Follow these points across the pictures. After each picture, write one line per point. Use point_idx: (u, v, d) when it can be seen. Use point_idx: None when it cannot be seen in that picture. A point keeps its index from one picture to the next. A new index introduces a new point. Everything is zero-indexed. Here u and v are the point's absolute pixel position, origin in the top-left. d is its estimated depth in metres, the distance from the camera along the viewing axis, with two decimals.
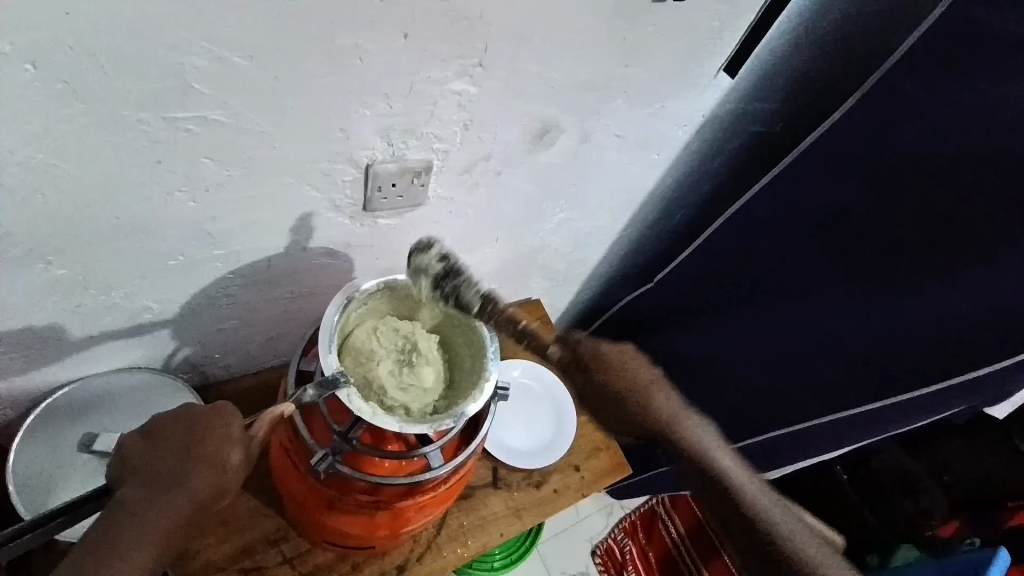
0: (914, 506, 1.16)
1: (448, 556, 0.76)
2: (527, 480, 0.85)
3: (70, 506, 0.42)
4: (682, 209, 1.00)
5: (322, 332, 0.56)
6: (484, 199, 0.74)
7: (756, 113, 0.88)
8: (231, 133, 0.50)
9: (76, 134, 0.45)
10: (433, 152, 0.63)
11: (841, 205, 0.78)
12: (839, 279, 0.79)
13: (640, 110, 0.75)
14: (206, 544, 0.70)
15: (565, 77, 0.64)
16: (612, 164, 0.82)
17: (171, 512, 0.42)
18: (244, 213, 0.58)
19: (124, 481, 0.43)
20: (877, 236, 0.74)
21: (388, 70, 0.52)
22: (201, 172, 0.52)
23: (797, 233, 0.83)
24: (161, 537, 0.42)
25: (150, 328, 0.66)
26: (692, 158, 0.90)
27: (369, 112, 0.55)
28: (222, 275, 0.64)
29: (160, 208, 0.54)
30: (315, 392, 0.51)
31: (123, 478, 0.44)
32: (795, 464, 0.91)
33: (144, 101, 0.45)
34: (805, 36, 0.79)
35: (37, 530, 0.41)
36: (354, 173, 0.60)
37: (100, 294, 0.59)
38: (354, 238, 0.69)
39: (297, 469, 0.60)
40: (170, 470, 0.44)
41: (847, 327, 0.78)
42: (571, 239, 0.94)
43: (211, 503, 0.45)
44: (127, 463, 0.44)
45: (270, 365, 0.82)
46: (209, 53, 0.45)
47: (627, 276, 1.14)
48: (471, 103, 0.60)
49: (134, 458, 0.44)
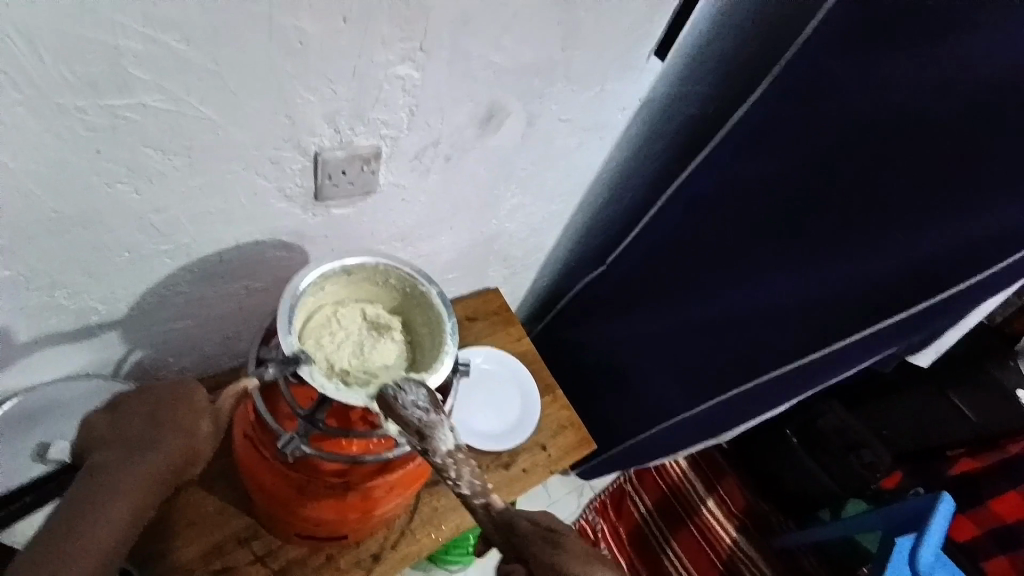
0: (859, 461, 1.21)
1: (422, 540, 0.77)
2: (497, 461, 0.89)
3: None
4: (627, 191, 1.05)
5: (280, 313, 0.57)
6: (437, 184, 0.76)
7: (690, 95, 0.93)
8: (173, 119, 0.50)
9: (11, 124, 0.44)
10: (382, 138, 0.64)
11: (768, 175, 0.83)
12: (773, 245, 0.85)
13: (580, 93, 0.79)
14: (173, 549, 0.68)
15: (506, 60, 0.67)
16: (560, 148, 0.85)
17: (144, 476, 0.44)
18: (190, 204, 0.58)
19: (95, 452, 0.45)
20: (803, 201, 0.80)
21: (330, 53, 0.54)
22: (144, 162, 0.52)
23: (732, 205, 0.88)
24: (139, 501, 0.44)
25: (98, 330, 0.65)
26: (634, 140, 0.95)
27: (314, 97, 0.56)
28: (173, 271, 0.63)
29: (103, 200, 0.53)
30: (276, 369, 0.53)
31: (92, 449, 0.45)
32: (747, 422, 0.97)
33: (82, 89, 0.45)
34: (727, 21, 0.84)
35: None
36: (303, 161, 0.61)
37: (45, 296, 0.57)
38: (308, 228, 0.69)
39: (263, 458, 0.60)
40: (143, 440, 0.46)
41: (784, 287, 0.85)
42: (525, 224, 0.96)
43: (182, 471, 0.47)
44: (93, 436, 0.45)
45: (228, 366, 0.82)
46: (145, 37, 0.45)
47: (582, 260, 1.18)
48: (415, 88, 0.62)
49: (102, 433, 0.46)
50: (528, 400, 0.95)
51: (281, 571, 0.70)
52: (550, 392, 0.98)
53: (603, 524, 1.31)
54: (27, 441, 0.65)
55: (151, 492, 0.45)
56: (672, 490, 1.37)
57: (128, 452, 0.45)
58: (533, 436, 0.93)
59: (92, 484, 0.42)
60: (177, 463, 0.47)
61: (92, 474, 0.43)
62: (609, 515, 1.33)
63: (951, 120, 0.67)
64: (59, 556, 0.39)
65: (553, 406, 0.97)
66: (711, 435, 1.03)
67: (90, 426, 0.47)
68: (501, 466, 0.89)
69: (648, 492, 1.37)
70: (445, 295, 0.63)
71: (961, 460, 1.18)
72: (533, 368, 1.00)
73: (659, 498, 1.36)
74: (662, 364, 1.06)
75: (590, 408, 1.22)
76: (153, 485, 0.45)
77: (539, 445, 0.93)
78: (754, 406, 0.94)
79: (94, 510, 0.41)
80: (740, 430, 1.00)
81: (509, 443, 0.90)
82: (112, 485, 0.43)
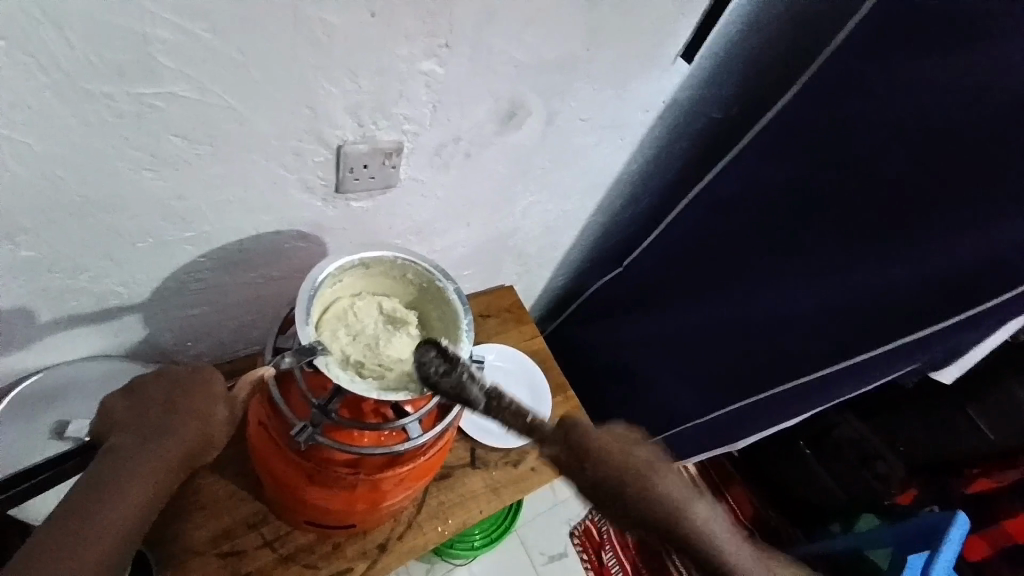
0: (872, 473, 1.22)
1: (428, 533, 0.78)
2: (506, 459, 0.88)
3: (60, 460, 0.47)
4: (647, 193, 1.04)
5: (298, 303, 0.57)
6: (456, 180, 0.76)
7: (714, 98, 0.92)
8: (200, 108, 0.51)
9: (41, 108, 0.45)
10: (403, 132, 0.65)
11: (791, 183, 0.82)
12: (792, 253, 0.83)
13: (603, 92, 0.78)
14: (183, 530, 0.70)
15: (530, 57, 0.66)
16: (578, 148, 0.85)
17: (158, 460, 0.45)
18: (213, 193, 0.59)
19: (113, 435, 0.46)
20: (825, 210, 0.79)
21: (355, 47, 0.54)
22: (170, 150, 0.53)
23: (753, 212, 0.87)
24: (156, 483, 0.45)
25: (120, 313, 0.66)
26: (655, 142, 0.94)
27: (338, 90, 0.56)
28: (194, 258, 0.64)
29: (128, 186, 0.54)
30: (293, 359, 0.54)
31: (109, 432, 0.46)
32: (758, 432, 0.96)
33: (113, 76, 0.46)
34: (756, 24, 0.83)
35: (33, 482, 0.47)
36: (325, 154, 0.61)
37: (68, 278, 0.59)
38: (327, 221, 0.70)
39: (275, 444, 0.61)
40: (160, 422, 0.47)
41: (801, 298, 0.83)
42: (542, 223, 0.96)
43: (196, 456, 0.48)
44: (111, 418, 0.47)
45: (245, 353, 0.83)
46: (175, 26, 0.45)
47: (597, 261, 1.17)
48: (439, 83, 0.62)
49: (119, 415, 0.47)
50: (538, 400, 0.95)
51: (289, 557, 0.71)
52: (561, 393, 0.98)
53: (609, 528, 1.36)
54: (45, 419, 0.67)
55: (165, 476, 0.45)
56: None
57: (146, 434, 0.46)
58: (542, 435, 0.93)
59: (110, 465, 0.43)
60: (193, 448, 0.48)
61: (110, 455, 0.44)
62: None
63: (986, 133, 0.65)
64: (76, 535, 0.40)
65: (562, 406, 0.97)
66: (721, 444, 1.01)
67: (106, 406, 0.48)
68: (510, 464, 0.87)
69: None
70: (461, 291, 0.63)
71: (978, 479, 1.10)
72: (545, 368, 1.00)
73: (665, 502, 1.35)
74: (674, 369, 1.05)
75: (599, 410, 1.22)
76: (167, 469, 0.46)
77: None
78: (766, 416, 0.93)
79: (109, 493, 0.42)
80: (749, 439, 0.98)
81: (517, 442, 0.89)
82: (129, 469, 0.44)
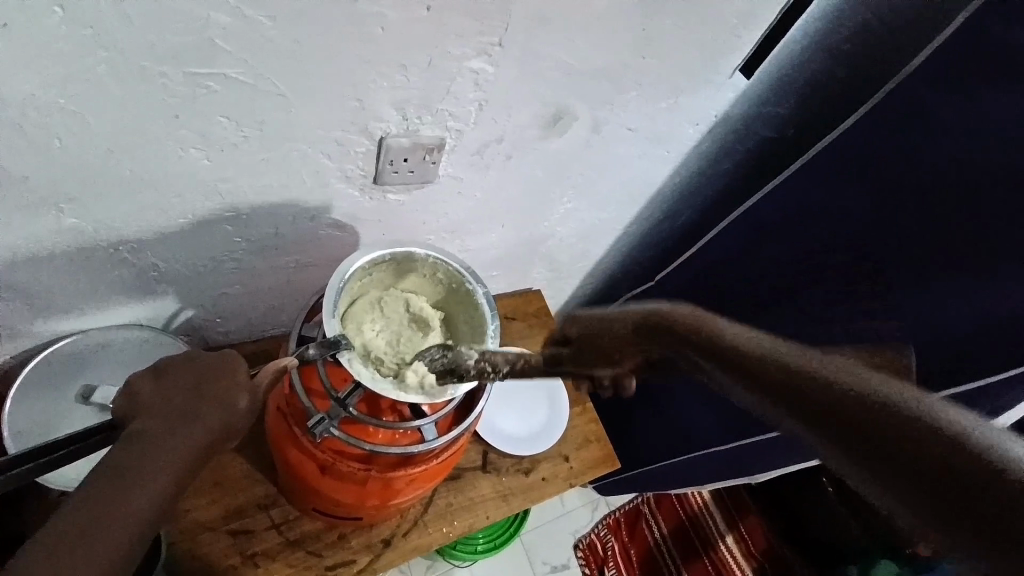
0: None
1: (433, 533, 0.77)
2: (517, 467, 0.87)
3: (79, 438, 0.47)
4: (687, 209, 1.01)
5: (326, 295, 0.57)
6: (494, 181, 0.75)
7: (768, 117, 0.88)
8: (250, 92, 0.51)
9: (96, 81, 0.46)
10: (447, 130, 0.64)
11: (843, 213, 0.78)
12: (836, 286, 0.80)
13: (654, 103, 0.76)
14: (195, 504, 0.70)
15: (583, 63, 0.64)
16: (621, 158, 0.83)
17: (180, 449, 0.45)
18: (255, 176, 0.59)
19: (139, 419, 0.46)
20: (877, 245, 0.75)
21: (406, 42, 0.53)
22: (218, 132, 0.53)
23: (800, 240, 0.83)
24: (181, 467, 0.45)
25: (155, 286, 0.67)
26: (702, 157, 0.91)
27: (386, 84, 0.56)
28: (230, 238, 0.65)
29: (174, 162, 0.54)
30: (317, 351, 0.53)
31: (133, 415, 0.46)
32: (780, 468, 0.92)
33: (168, 55, 0.46)
34: (822, 44, 0.79)
35: (44, 458, 0.44)
36: (367, 146, 0.61)
37: (108, 248, 0.60)
38: (363, 212, 0.69)
39: (291, 431, 0.61)
40: (185, 410, 0.47)
41: (841, 334, 0.80)
42: (576, 231, 0.94)
43: (217, 446, 0.48)
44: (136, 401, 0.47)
45: (270, 334, 0.84)
46: (232, 9, 0.45)
47: (628, 274, 1.15)
48: (487, 83, 0.61)
49: (145, 398, 0.47)
50: (555, 410, 0.93)
51: (295, 543, 0.71)
52: (578, 405, 0.96)
53: (613, 543, 1.32)
54: (72, 385, 0.67)
55: (187, 465, 0.45)
56: (690, 520, 1.31)
57: (171, 418, 0.46)
58: (557, 446, 0.90)
59: (135, 446, 0.44)
60: (214, 438, 0.47)
61: (135, 436, 0.44)
62: (621, 534, 1.33)
63: None
64: (99, 521, 0.40)
65: (580, 419, 0.95)
66: (741, 474, 0.98)
67: (132, 388, 0.48)
68: (521, 472, 0.86)
69: (665, 517, 1.34)
70: (490, 296, 0.61)
71: None
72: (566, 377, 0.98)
73: (676, 527, 1.32)
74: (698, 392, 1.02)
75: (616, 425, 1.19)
76: (189, 458, 0.45)
77: (562, 456, 0.90)
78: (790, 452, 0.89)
79: (132, 479, 0.42)
80: (771, 474, 0.94)
81: (532, 451, 0.88)
82: (153, 455, 0.44)
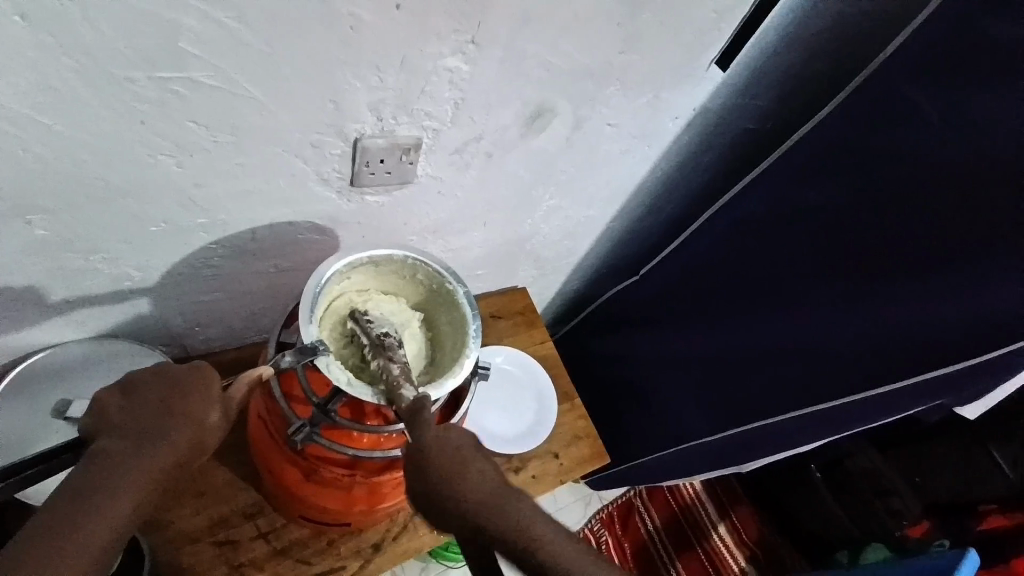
0: (886, 507, 1.16)
1: (424, 536, 0.77)
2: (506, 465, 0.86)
3: (45, 457, 0.46)
4: (670, 203, 1.01)
5: (304, 300, 0.57)
6: (475, 180, 0.74)
7: (746, 109, 0.89)
8: (221, 96, 0.50)
9: (60, 89, 0.44)
10: (424, 130, 0.63)
11: (822, 203, 0.79)
12: (819, 275, 0.80)
13: (633, 99, 0.76)
14: (180, 515, 0.69)
15: (559, 60, 0.64)
16: (603, 154, 0.83)
17: (150, 466, 0.44)
18: (230, 181, 0.58)
19: (105, 436, 0.45)
20: (858, 232, 0.76)
21: (378, 41, 0.52)
22: (188, 137, 0.52)
23: (782, 231, 0.84)
24: (145, 492, 0.43)
25: (131, 296, 0.66)
26: (683, 150, 0.91)
27: (360, 85, 0.55)
28: (206, 245, 0.64)
29: (146, 170, 0.53)
30: (294, 357, 0.52)
31: (101, 432, 0.45)
32: (768, 458, 0.93)
33: (133, 60, 0.45)
34: (798, 34, 0.80)
35: (13, 477, 0.45)
36: (343, 147, 0.60)
37: (80, 258, 0.58)
38: (341, 214, 0.68)
39: (274, 438, 0.61)
40: (154, 426, 0.46)
41: (824, 324, 0.80)
42: (560, 228, 0.94)
43: (189, 462, 0.47)
44: (105, 417, 0.46)
45: (252, 341, 0.83)
46: (199, 12, 0.44)
47: (614, 269, 1.14)
48: (464, 81, 0.60)
49: (112, 414, 0.46)
50: (545, 408, 0.93)
51: (283, 551, 0.71)
52: (567, 401, 0.96)
53: (607, 537, 1.33)
54: (48, 399, 0.66)
55: (157, 482, 0.44)
56: (681, 509, 1.36)
57: (137, 438, 0.45)
58: (546, 443, 0.91)
59: (97, 471, 0.42)
60: (186, 453, 0.46)
61: (98, 461, 0.43)
62: (616, 529, 1.35)
63: None
64: (64, 544, 0.39)
65: (568, 415, 0.95)
66: (731, 465, 0.99)
67: (101, 404, 0.47)
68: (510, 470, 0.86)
69: (657, 509, 1.37)
70: (471, 296, 0.61)
71: (990, 516, 1.04)
72: (554, 373, 0.98)
73: (669, 518, 1.35)
74: (686, 384, 1.02)
75: (606, 420, 1.20)
76: (159, 476, 0.44)
77: (551, 453, 0.91)
78: (777, 441, 0.90)
79: (99, 500, 0.41)
80: (759, 464, 0.95)
81: (510, 449, 0.88)
82: (120, 476, 0.43)
